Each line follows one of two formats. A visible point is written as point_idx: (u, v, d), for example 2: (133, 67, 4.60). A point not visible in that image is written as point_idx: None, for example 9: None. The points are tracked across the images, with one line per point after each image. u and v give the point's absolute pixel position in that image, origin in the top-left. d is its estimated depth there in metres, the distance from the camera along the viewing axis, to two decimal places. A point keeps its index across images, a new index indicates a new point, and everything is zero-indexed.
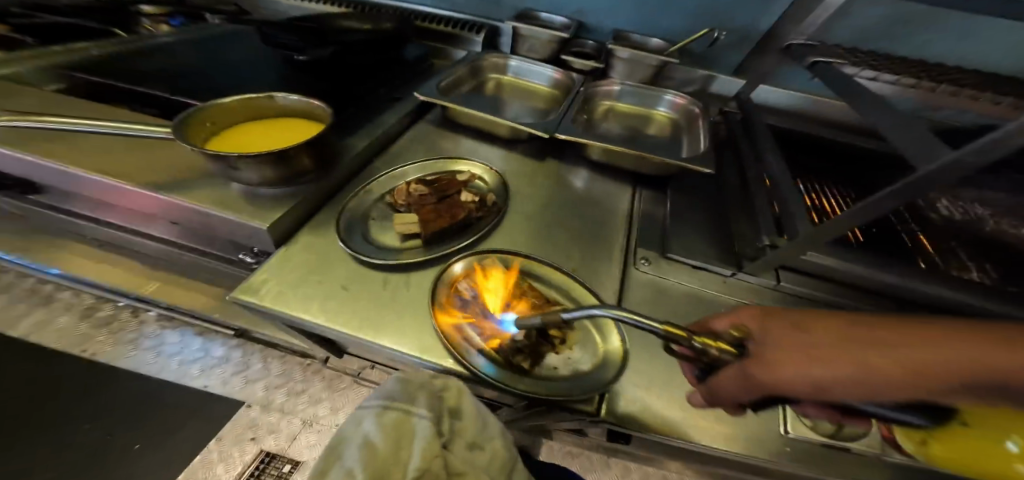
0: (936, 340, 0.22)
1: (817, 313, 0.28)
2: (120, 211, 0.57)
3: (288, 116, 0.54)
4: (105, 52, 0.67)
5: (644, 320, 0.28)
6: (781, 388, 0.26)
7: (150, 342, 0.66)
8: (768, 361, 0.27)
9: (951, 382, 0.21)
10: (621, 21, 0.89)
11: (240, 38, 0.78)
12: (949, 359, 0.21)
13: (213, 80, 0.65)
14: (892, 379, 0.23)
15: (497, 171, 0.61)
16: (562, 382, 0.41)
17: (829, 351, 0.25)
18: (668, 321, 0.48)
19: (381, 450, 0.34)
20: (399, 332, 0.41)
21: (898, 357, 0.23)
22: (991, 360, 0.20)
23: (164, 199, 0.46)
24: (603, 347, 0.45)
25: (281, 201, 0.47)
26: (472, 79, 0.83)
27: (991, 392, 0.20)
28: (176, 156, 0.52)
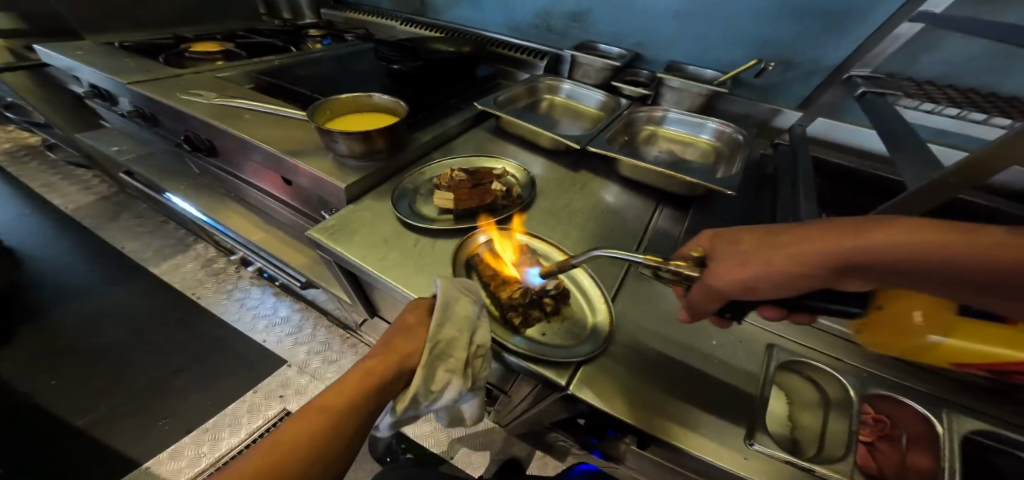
0: (821, 238, 0.35)
1: (743, 231, 0.42)
2: (251, 174, 0.78)
3: (377, 112, 0.68)
4: (280, 63, 0.92)
5: (627, 255, 0.45)
6: (725, 289, 0.40)
7: (241, 294, 1.26)
8: (716, 273, 0.40)
9: (830, 267, 0.34)
10: (677, 52, 0.94)
11: (358, 55, 1.00)
12: (826, 248, 0.34)
13: (331, 82, 0.85)
14: (793, 268, 0.36)
15: (526, 170, 0.71)
16: (543, 343, 0.49)
17: (751, 259, 0.38)
18: (654, 321, 0.55)
19: (468, 330, 0.46)
20: (418, 283, 0.51)
21: (794, 258, 0.36)
22: (848, 245, 0.33)
23: (287, 158, 0.63)
24: (588, 324, 0.53)
25: (360, 171, 0.62)
26: (530, 97, 0.95)
27: (852, 268, 0.34)
28: (297, 131, 0.70)
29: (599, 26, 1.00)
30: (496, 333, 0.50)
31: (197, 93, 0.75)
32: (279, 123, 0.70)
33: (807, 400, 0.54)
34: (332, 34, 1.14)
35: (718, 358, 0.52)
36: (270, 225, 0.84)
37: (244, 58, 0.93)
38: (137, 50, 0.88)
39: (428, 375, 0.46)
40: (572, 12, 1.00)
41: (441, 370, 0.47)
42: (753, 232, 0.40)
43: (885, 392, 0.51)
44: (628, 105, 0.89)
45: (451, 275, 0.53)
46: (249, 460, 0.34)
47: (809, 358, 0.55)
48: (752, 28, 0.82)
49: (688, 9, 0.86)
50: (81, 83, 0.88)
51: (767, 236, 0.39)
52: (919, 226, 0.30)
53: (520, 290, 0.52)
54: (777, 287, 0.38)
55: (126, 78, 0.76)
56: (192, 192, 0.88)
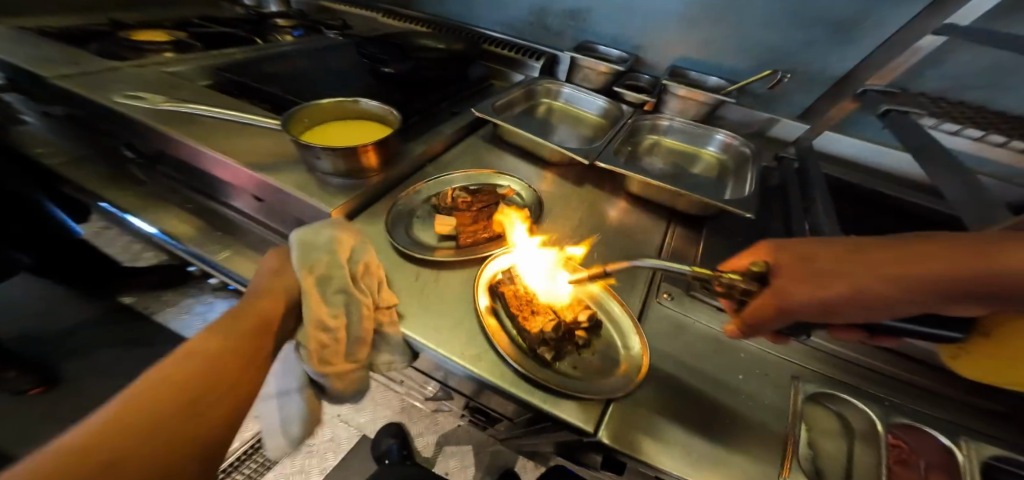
0: (934, 257, 0.31)
1: (812, 244, 0.39)
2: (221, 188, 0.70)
3: (364, 121, 0.60)
4: (243, 57, 0.80)
5: (675, 266, 0.43)
6: (796, 310, 0.37)
7: (204, 305, 1.12)
8: (781, 291, 0.37)
9: (931, 289, 0.31)
10: (679, 57, 0.90)
11: (335, 50, 0.90)
12: (933, 272, 0.31)
13: (305, 81, 0.75)
14: (888, 290, 0.33)
15: (533, 188, 0.66)
16: (576, 380, 0.44)
17: (825, 277, 0.36)
18: (683, 357, 0.51)
19: (336, 249, 0.43)
20: (425, 323, 0.45)
21: (885, 278, 0.33)
22: (965, 269, 0.30)
23: (256, 175, 0.54)
24: (617, 359, 0.48)
25: (347, 192, 0.54)
26: (527, 101, 0.89)
27: (960, 292, 0.31)
28: (266, 140, 0.60)
29: (599, 26, 0.94)
30: (522, 363, 0.44)
31: (137, 95, 0.63)
32: (244, 132, 0.60)
33: (825, 428, 0.52)
34: (304, 25, 1.03)
35: (751, 392, 0.49)
36: (240, 239, 0.71)
37: (199, 50, 0.81)
38: (65, 37, 0.74)
39: (321, 298, 0.42)
40: (571, 11, 0.95)
41: (332, 291, 0.43)
42: (831, 245, 0.38)
43: (908, 420, 0.50)
44: (631, 112, 0.84)
45: (474, 304, 0.47)
46: (86, 434, 0.28)
47: (835, 389, 0.53)
48: (760, 35, 0.79)
49: (693, 12, 0.82)
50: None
51: (852, 251, 0.36)
52: None
53: (552, 322, 0.47)
54: (859, 310, 0.35)
55: (48, 71, 0.63)
56: (135, 202, 0.74)
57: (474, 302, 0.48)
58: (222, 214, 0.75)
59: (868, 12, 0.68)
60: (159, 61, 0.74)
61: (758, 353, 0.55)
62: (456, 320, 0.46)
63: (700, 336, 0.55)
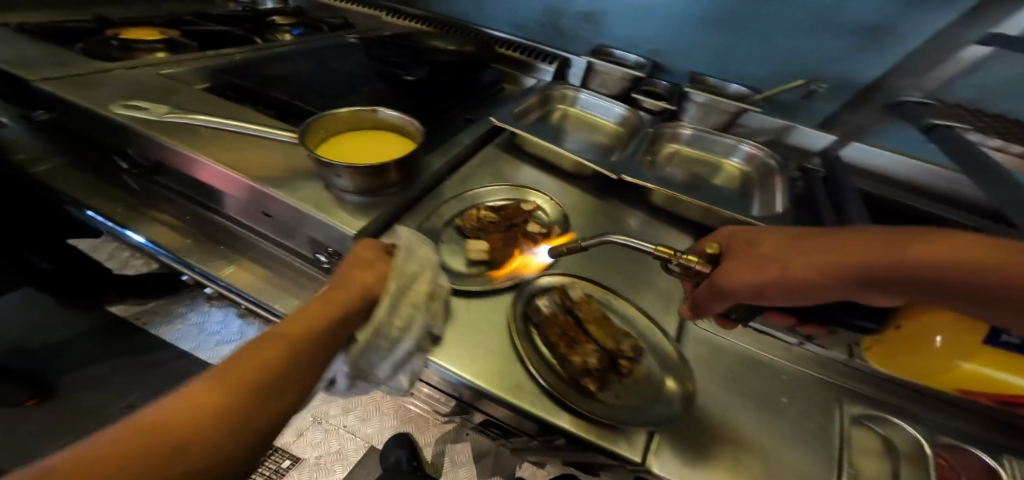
0: (856, 249, 0.35)
1: (768, 234, 0.43)
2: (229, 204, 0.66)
3: (382, 132, 0.56)
4: (243, 58, 0.76)
5: (640, 243, 0.44)
6: (735, 291, 0.40)
7: (200, 317, 1.14)
8: (724, 272, 0.41)
9: (846, 277, 0.35)
10: (696, 63, 0.88)
11: (340, 51, 0.86)
12: (854, 261, 0.34)
13: (310, 85, 0.71)
14: (813, 276, 0.36)
15: (559, 203, 0.63)
16: (622, 411, 0.41)
17: (766, 262, 0.39)
18: (724, 382, 0.51)
19: (432, 270, 0.45)
20: (459, 354, 0.43)
21: (816, 266, 0.36)
22: (875, 259, 0.33)
23: (268, 192, 0.50)
24: (660, 387, 0.45)
25: (368, 210, 0.50)
26: (542, 108, 0.86)
27: (869, 282, 0.34)
28: (275, 152, 0.56)
29: (614, 29, 0.91)
30: (563, 393, 0.41)
31: (141, 105, 0.56)
32: (251, 143, 0.56)
33: (865, 447, 0.50)
34: (303, 23, 0.97)
35: (796, 419, 0.49)
36: (245, 253, 0.69)
37: (194, 50, 0.75)
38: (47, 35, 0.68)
39: (393, 307, 0.40)
40: (586, 13, 0.92)
41: (406, 304, 0.41)
42: (779, 235, 0.41)
43: (954, 440, 0.49)
44: (651, 120, 0.82)
45: (509, 333, 0.45)
46: (114, 439, 0.21)
47: (878, 411, 0.52)
48: (782, 42, 0.77)
49: (713, 17, 0.80)
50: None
51: (795, 241, 0.39)
52: (952, 246, 0.30)
53: (594, 353, 0.45)
54: (790, 296, 0.38)
55: (31, 73, 0.58)
56: (134, 215, 0.70)
57: (509, 330, 0.46)
58: (224, 226, 0.71)
59: (896, 20, 0.67)
60: (152, 62, 0.69)
61: (797, 376, 0.54)
62: (494, 352, 0.44)
63: (740, 359, 0.54)
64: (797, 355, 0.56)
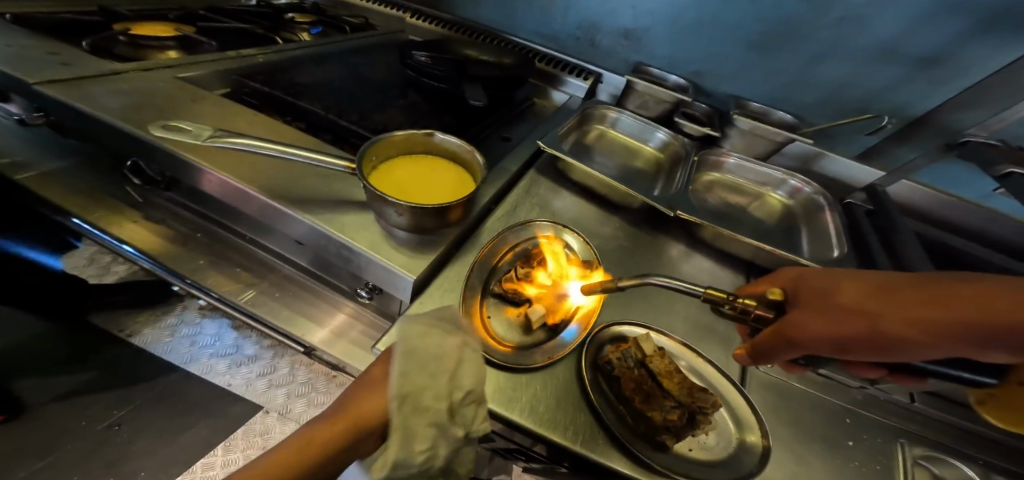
0: (965, 301, 0.28)
1: (844, 275, 0.36)
2: (249, 227, 0.61)
3: (436, 158, 0.52)
4: (267, 61, 0.69)
5: (688, 286, 0.38)
6: (805, 344, 0.35)
7: (189, 328, 0.78)
8: (791, 324, 0.35)
9: (953, 335, 0.28)
10: (743, 86, 0.89)
11: (369, 57, 0.80)
12: (965, 316, 0.27)
13: (345, 95, 0.66)
14: (909, 335, 0.30)
15: (592, 246, 0.55)
16: (699, 464, 0.40)
17: (842, 314, 0.33)
18: (793, 430, 0.44)
19: (449, 371, 0.34)
20: (529, 408, 0.41)
21: (908, 320, 0.30)
22: (992, 317, 0.26)
23: (313, 226, 0.45)
24: (734, 439, 0.43)
25: (424, 248, 0.47)
26: (579, 129, 0.84)
27: (990, 342, 0.27)
28: (314, 175, 0.51)
29: (656, 48, 0.91)
30: (636, 447, 0.40)
31: (181, 126, 0.48)
32: (289, 167, 0.51)
33: None
34: (323, 22, 0.91)
35: (862, 462, 0.43)
36: (263, 277, 0.64)
37: (210, 49, 0.69)
38: (49, 30, 0.61)
39: (404, 436, 0.32)
40: (625, 31, 0.91)
41: (423, 425, 0.33)
42: (859, 280, 0.35)
43: None
44: (693, 147, 0.81)
45: (578, 386, 0.44)
46: None
47: (940, 452, 0.44)
48: (837, 69, 0.79)
49: (770, 39, 0.81)
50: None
51: (880, 288, 0.33)
52: None
53: (674, 410, 0.42)
54: (878, 352, 0.32)
55: (32, 75, 0.51)
56: (146, 236, 0.64)
57: (580, 383, 0.44)
58: (241, 248, 0.65)
59: (954, 50, 0.70)
60: (166, 63, 0.62)
61: (865, 419, 0.47)
62: (565, 405, 0.42)
63: (805, 400, 0.48)
64: (860, 399, 0.48)
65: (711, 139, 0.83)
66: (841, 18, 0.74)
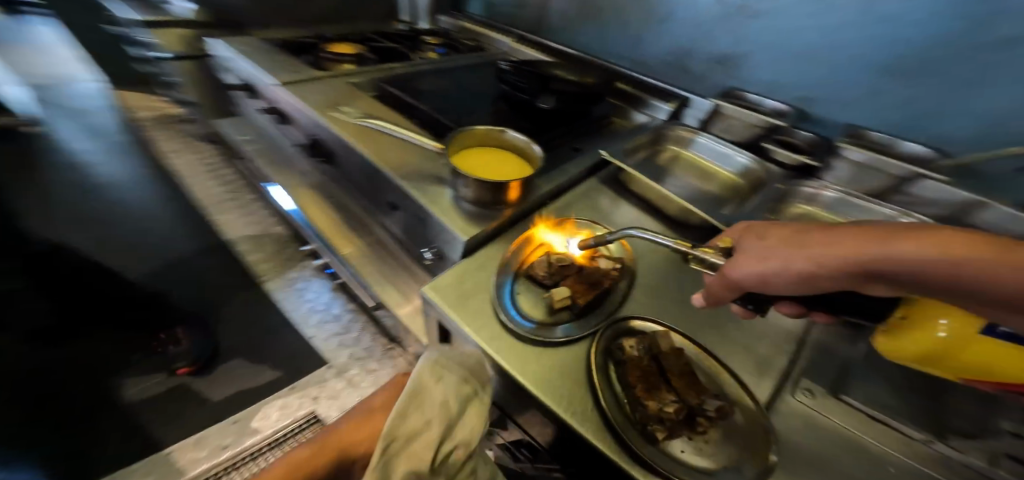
0: (850, 239, 0.32)
1: (773, 224, 0.38)
2: (361, 197, 0.79)
3: (505, 151, 0.62)
4: (403, 73, 0.90)
5: (660, 237, 0.44)
6: (741, 282, 0.38)
7: (301, 283, 1.00)
8: (731, 264, 0.38)
9: (845, 268, 0.32)
10: (862, 113, 0.82)
11: (477, 74, 0.96)
12: (855, 251, 0.31)
13: (451, 101, 0.81)
14: (816, 271, 0.33)
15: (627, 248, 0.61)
16: (684, 466, 0.39)
17: (769, 254, 0.36)
18: (817, 464, 0.41)
19: (445, 421, 0.42)
20: (531, 367, 0.45)
21: (816, 257, 0.33)
22: (874, 251, 0.30)
23: (403, 189, 0.59)
24: (735, 456, 0.40)
25: (479, 219, 0.56)
26: (651, 147, 0.86)
27: (868, 272, 0.31)
28: (413, 153, 0.65)
29: (759, 72, 0.90)
30: (621, 427, 0.40)
31: (347, 111, 0.72)
32: (400, 146, 0.66)
33: None
34: (447, 44, 1.12)
35: None
36: (360, 238, 0.80)
37: (373, 63, 0.93)
38: (286, 48, 0.91)
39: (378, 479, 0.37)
40: (722, 56, 0.93)
41: (401, 470, 0.38)
42: (781, 227, 0.37)
43: None
44: (781, 175, 0.77)
45: (583, 362, 0.47)
46: None
47: None
48: (998, 97, 0.68)
49: (904, 62, 0.73)
50: (235, 76, 0.91)
51: (797, 232, 0.36)
52: (949, 239, 0.28)
53: (673, 404, 0.43)
54: (796, 287, 0.35)
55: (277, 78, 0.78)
56: (304, 194, 0.88)
57: (587, 359, 0.47)
58: (352, 213, 0.83)
59: None
60: (346, 72, 0.86)
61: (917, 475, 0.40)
62: (567, 374, 0.45)
63: (845, 442, 0.43)
64: (920, 453, 0.42)
65: (812, 169, 0.77)
66: (1011, 37, 0.64)
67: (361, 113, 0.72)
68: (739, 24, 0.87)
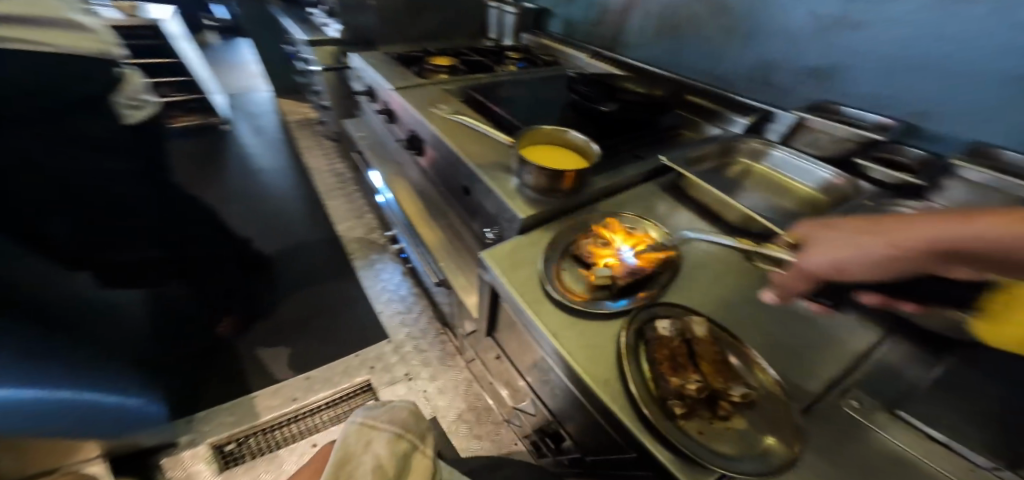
0: (922, 226, 0.35)
1: (842, 218, 0.41)
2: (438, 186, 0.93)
3: (566, 148, 0.69)
4: (487, 82, 1.02)
5: (722, 238, 0.46)
6: (816, 273, 0.41)
7: (382, 274, 1.46)
8: (804, 257, 0.41)
9: (920, 252, 0.35)
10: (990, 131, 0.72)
11: (552, 85, 1.06)
12: (927, 237, 0.34)
13: (525, 107, 0.91)
14: (892, 258, 0.36)
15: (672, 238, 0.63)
16: (698, 444, 0.40)
17: (841, 246, 0.39)
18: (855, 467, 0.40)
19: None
20: (566, 331, 0.51)
21: (889, 244, 0.36)
22: (946, 234, 0.33)
23: (475, 174, 0.69)
24: (754, 445, 0.41)
25: (536, 204, 0.63)
26: (719, 158, 0.85)
27: (944, 254, 0.34)
28: (491, 145, 0.76)
29: (859, 86, 0.84)
30: (640, 396, 0.43)
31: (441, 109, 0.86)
32: (479, 139, 0.77)
33: None
34: (527, 58, 1.24)
35: None
36: (434, 221, 0.93)
37: (462, 73, 1.07)
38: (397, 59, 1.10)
39: None
40: (815, 70, 0.89)
41: None
42: (851, 220, 0.40)
43: None
44: (870, 193, 0.73)
45: (614, 336, 0.51)
46: None
47: None
48: None
49: None
50: (362, 83, 1.13)
51: (868, 223, 0.39)
52: (1018, 218, 0.30)
53: (696, 383, 0.45)
54: (871, 274, 0.38)
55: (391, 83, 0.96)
56: (397, 180, 1.06)
57: (619, 332, 0.51)
58: (429, 199, 0.97)
59: None
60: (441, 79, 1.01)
61: None
62: (598, 343, 0.50)
63: (890, 453, 0.42)
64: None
65: (916, 189, 0.72)
66: None
67: (452, 111, 0.85)
68: (839, 36, 0.83)
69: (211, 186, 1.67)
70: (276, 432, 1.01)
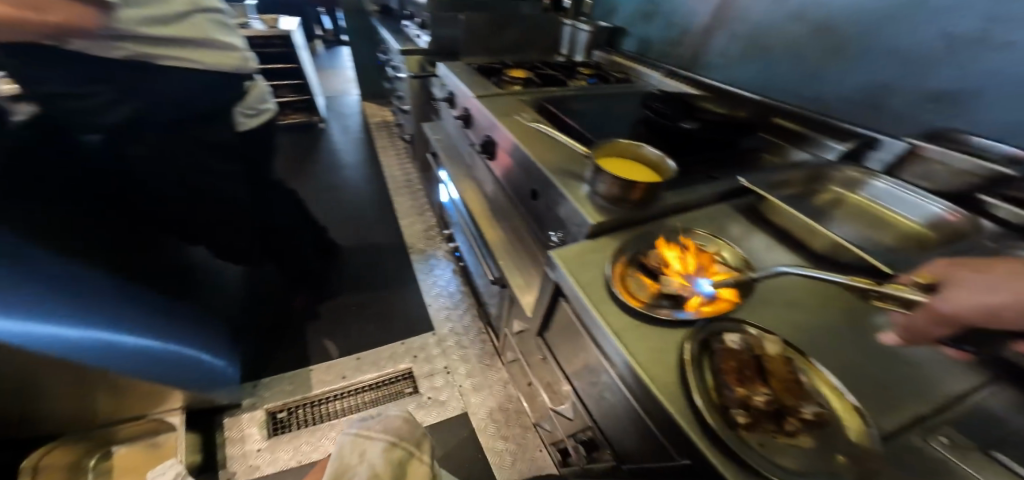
0: None
1: (984, 262, 0.39)
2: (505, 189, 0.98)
3: (638, 162, 0.70)
4: (560, 95, 1.07)
5: (821, 274, 0.40)
6: (960, 316, 0.36)
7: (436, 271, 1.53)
8: (942, 297, 0.37)
9: None
10: None
11: (624, 101, 1.07)
12: None
13: (597, 121, 0.94)
14: None
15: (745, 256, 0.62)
16: (759, 455, 0.39)
17: (995, 288, 0.35)
18: None
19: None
20: (627, 331, 0.52)
21: None
22: None
23: (547, 180, 0.72)
24: (824, 468, 0.39)
25: (605, 211, 0.65)
26: (805, 185, 0.80)
27: None
28: (567, 154, 0.79)
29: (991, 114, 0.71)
30: (699, 399, 0.43)
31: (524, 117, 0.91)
32: (557, 147, 0.81)
33: None
34: (598, 75, 1.26)
35: None
36: (497, 222, 0.99)
37: (536, 85, 1.13)
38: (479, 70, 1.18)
39: None
40: (934, 93, 0.77)
41: None
42: (998, 265, 0.37)
43: None
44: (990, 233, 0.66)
45: (676, 343, 0.51)
46: None
47: None
48: None
49: None
50: (444, 90, 1.23)
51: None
52: None
53: (763, 397, 0.44)
54: None
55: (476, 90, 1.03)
56: (466, 182, 1.13)
57: (682, 340, 0.51)
58: (495, 202, 1.03)
59: None
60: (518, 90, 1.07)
61: None
62: (660, 346, 0.50)
63: None
64: None
65: None
66: None
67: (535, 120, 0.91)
68: (972, 56, 0.71)
69: (299, 176, 1.88)
70: (326, 406, 1.10)
